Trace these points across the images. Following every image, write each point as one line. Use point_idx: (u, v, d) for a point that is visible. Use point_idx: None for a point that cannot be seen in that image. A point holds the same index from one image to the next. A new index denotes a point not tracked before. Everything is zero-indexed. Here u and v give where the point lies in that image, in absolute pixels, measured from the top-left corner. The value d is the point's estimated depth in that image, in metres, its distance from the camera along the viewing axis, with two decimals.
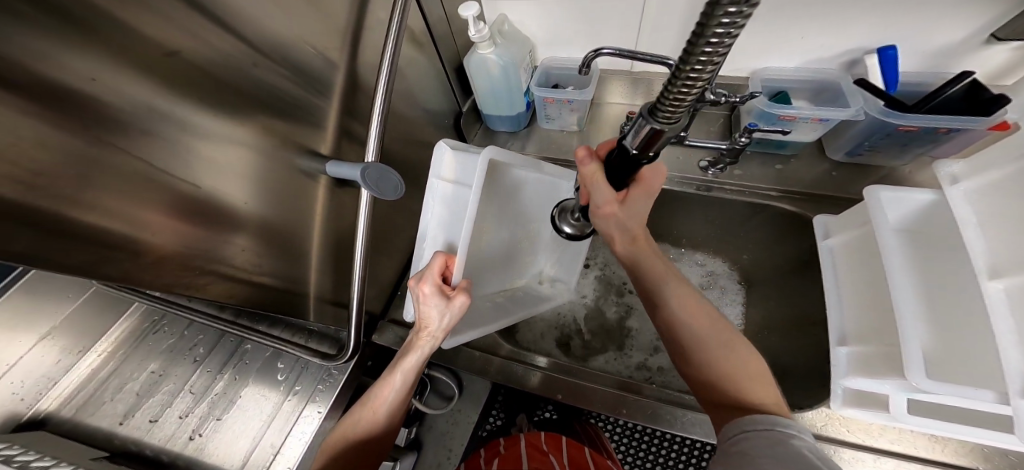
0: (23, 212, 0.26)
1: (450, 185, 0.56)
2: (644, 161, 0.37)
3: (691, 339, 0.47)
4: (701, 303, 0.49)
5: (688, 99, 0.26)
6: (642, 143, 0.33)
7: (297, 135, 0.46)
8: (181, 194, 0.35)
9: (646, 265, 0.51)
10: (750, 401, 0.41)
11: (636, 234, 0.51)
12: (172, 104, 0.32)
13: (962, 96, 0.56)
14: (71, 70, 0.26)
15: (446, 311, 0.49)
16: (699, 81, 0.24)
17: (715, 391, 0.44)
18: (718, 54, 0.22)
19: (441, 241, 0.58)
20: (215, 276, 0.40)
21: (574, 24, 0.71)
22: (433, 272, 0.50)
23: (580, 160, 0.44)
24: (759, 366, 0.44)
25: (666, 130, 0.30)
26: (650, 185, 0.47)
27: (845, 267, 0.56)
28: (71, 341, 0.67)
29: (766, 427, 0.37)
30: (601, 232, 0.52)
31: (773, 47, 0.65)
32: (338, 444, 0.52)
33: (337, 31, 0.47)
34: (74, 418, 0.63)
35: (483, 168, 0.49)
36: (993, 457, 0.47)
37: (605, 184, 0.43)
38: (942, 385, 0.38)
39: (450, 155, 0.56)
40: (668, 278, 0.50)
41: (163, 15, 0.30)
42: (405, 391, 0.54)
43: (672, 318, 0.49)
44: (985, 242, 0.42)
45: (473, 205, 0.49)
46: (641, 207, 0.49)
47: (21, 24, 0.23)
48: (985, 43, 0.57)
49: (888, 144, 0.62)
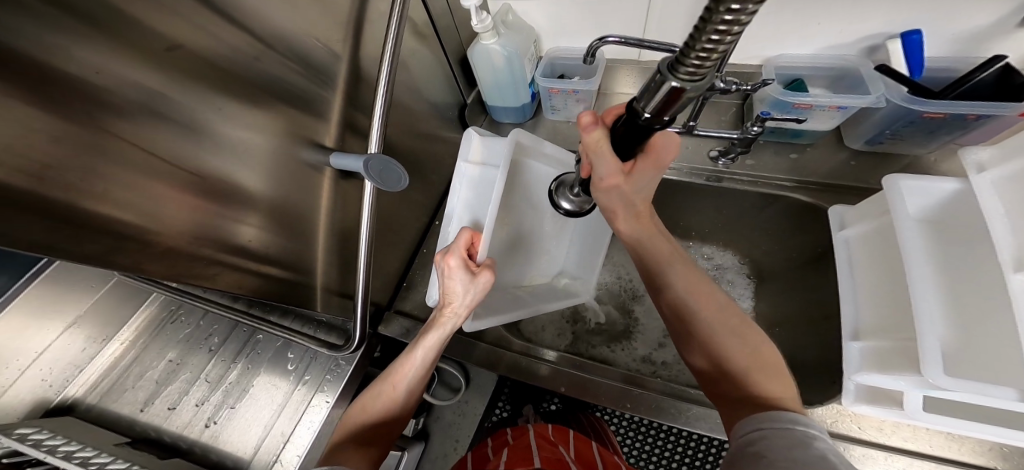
0: (38, 203, 0.26)
1: (477, 167, 0.64)
2: (656, 128, 0.31)
3: (701, 322, 0.46)
4: (708, 287, 0.48)
5: (716, 52, 0.20)
6: (657, 107, 0.27)
7: (302, 126, 0.46)
8: (190, 186, 0.35)
9: (649, 247, 0.51)
10: (773, 397, 0.40)
11: (641, 211, 0.49)
12: (179, 94, 0.32)
13: (993, 81, 0.53)
14: (80, 64, 0.26)
15: (471, 287, 0.52)
16: (727, 38, 0.19)
17: (730, 384, 0.43)
18: (752, 6, 0.17)
19: (467, 217, 0.65)
20: (224, 266, 0.41)
21: (581, 14, 0.70)
22: (459, 247, 0.52)
23: (582, 125, 0.38)
24: (770, 357, 0.43)
25: (690, 90, 0.24)
26: (659, 157, 0.43)
27: (861, 261, 0.54)
28: (94, 330, 0.69)
29: (785, 426, 0.36)
30: (603, 207, 0.49)
31: (788, 33, 0.63)
32: (358, 417, 0.53)
33: (339, 22, 0.47)
34: (99, 403, 0.65)
35: (509, 147, 0.54)
36: (1014, 457, 0.46)
37: (611, 154, 0.38)
38: (959, 383, 0.37)
39: (478, 140, 0.65)
40: (675, 260, 0.50)
41: (170, 5, 0.30)
42: (426, 369, 0.54)
43: (678, 300, 0.48)
44: (1014, 235, 0.40)
45: (500, 185, 0.53)
46: (646, 182, 0.46)
47: (42, 20, 0.24)
48: (1018, 26, 0.54)
49: (912, 133, 0.60)
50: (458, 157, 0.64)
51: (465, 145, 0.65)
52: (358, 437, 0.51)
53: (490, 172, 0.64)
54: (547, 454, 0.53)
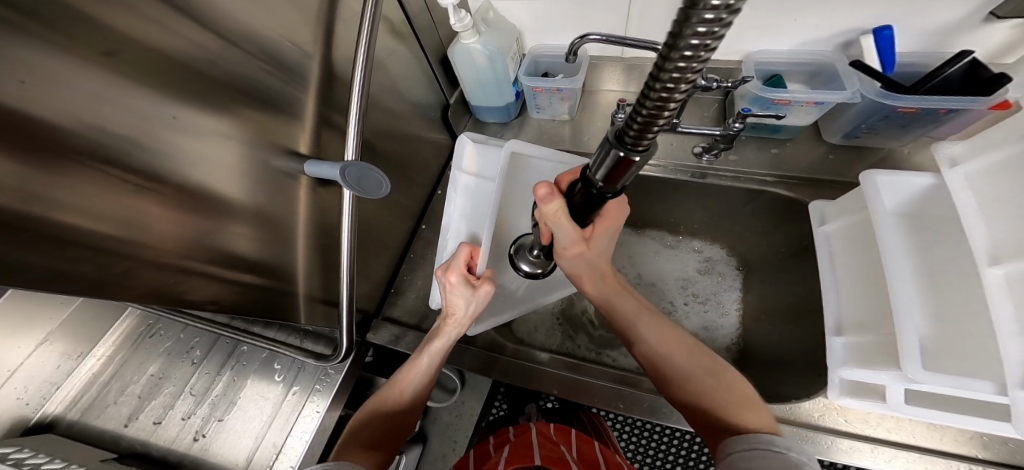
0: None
1: (471, 177, 0.68)
2: (608, 196, 0.32)
3: (676, 370, 0.47)
4: (676, 333, 0.50)
5: (660, 122, 0.21)
6: (608, 175, 0.28)
7: (274, 133, 0.45)
8: (157, 199, 0.34)
9: (617, 306, 0.52)
10: (743, 427, 0.40)
11: (604, 272, 0.52)
12: (136, 102, 0.30)
13: (960, 76, 0.54)
14: (25, 67, 0.24)
15: (473, 300, 0.53)
16: (676, 95, 0.19)
17: (704, 416, 0.44)
18: (701, 58, 0.17)
19: (463, 230, 0.67)
20: (201, 280, 0.39)
21: (561, 10, 0.69)
22: (460, 262, 0.53)
23: (539, 197, 0.39)
24: (743, 391, 0.44)
25: (636, 159, 0.25)
26: (612, 220, 0.47)
27: (841, 256, 0.55)
28: (70, 346, 0.67)
29: (780, 450, 0.36)
30: (569, 273, 0.52)
31: (766, 29, 0.63)
32: (363, 420, 0.51)
33: (310, 24, 0.46)
34: (80, 420, 0.64)
35: (504, 161, 0.58)
36: (992, 444, 0.47)
37: (569, 222, 0.40)
38: (936, 377, 0.39)
39: (470, 147, 0.68)
40: (642, 313, 0.51)
41: (126, 10, 0.28)
42: (428, 377, 0.54)
43: (653, 352, 0.49)
44: (986, 230, 0.42)
45: (494, 202, 0.57)
46: (603, 243, 0.49)
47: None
48: (987, 20, 0.55)
49: (886, 127, 0.61)
50: (453, 166, 0.67)
51: (459, 154, 0.68)
52: (365, 440, 0.49)
53: (485, 183, 0.68)
54: (550, 452, 0.52)
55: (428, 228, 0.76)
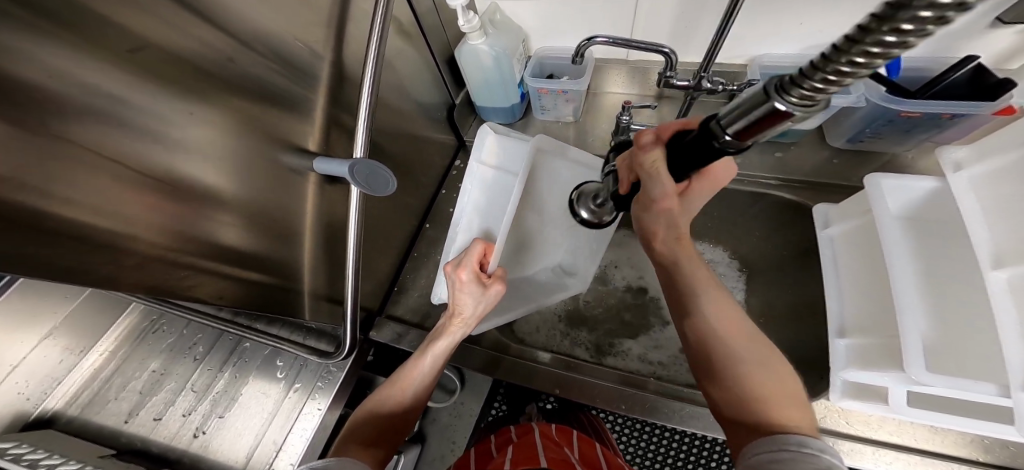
0: (11, 213, 0.25)
1: (489, 170, 0.68)
2: None
3: (721, 353, 0.45)
4: (740, 319, 0.47)
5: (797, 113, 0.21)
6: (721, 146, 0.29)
7: (284, 131, 0.45)
8: (168, 193, 0.34)
9: (687, 271, 0.50)
10: (779, 423, 0.39)
11: (683, 234, 0.50)
12: (154, 98, 0.31)
13: (966, 80, 0.55)
14: (38, 66, 0.24)
15: (482, 299, 0.54)
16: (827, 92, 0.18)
17: (740, 413, 0.42)
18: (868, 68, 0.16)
19: (476, 224, 0.68)
20: (208, 275, 0.40)
21: (568, 13, 0.69)
22: (472, 259, 0.54)
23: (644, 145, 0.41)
24: (792, 388, 0.42)
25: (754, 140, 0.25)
26: (716, 179, 0.48)
27: (846, 257, 0.55)
28: (73, 340, 0.67)
29: (815, 452, 0.35)
30: (646, 226, 0.52)
31: (771, 34, 0.64)
32: (365, 419, 0.51)
33: (321, 22, 0.46)
34: (81, 415, 0.64)
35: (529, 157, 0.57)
36: (993, 448, 0.47)
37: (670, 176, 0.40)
38: (939, 378, 0.39)
39: (491, 138, 0.67)
40: (708, 286, 0.49)
41: (146, 10, 0.29)
42: (431, 376, 0.54)
43: (705, 328, 0.47)
44: (989, 234, 0.43)
45: (514, 197, 0.56)
46: (696, 202, 0.50)
47: (9, 21, 0.23)
48: (991, 27, 0.55)
49: (890, 132, 0.61)
50: (472, 157, 0.67)
51: (479, 146, 0.67)
52: (367, 436, 0.49)
53: (504, 176, 0.67)
54: (555, 454, 0.52)
55: (432, 227, 0.77)
